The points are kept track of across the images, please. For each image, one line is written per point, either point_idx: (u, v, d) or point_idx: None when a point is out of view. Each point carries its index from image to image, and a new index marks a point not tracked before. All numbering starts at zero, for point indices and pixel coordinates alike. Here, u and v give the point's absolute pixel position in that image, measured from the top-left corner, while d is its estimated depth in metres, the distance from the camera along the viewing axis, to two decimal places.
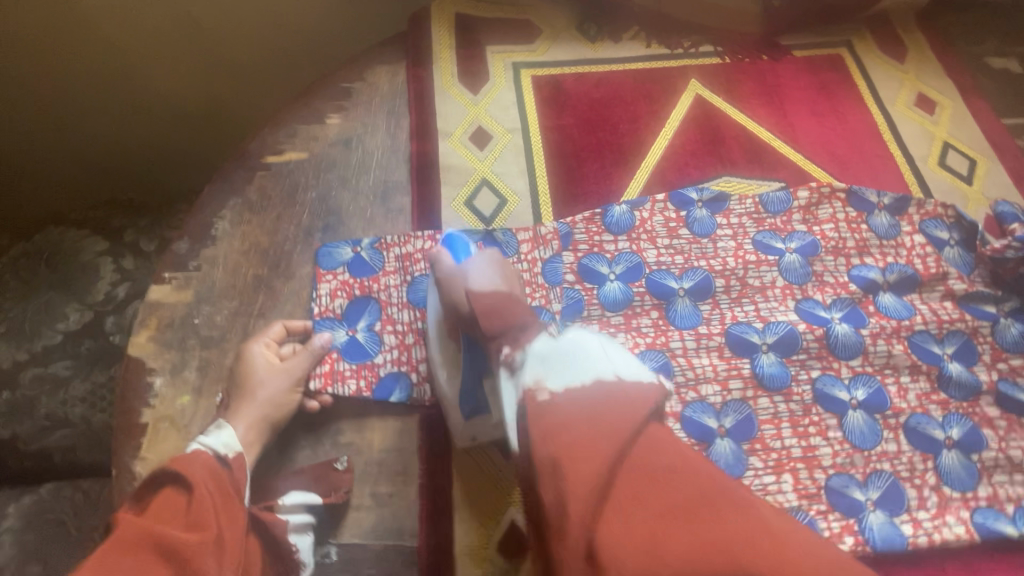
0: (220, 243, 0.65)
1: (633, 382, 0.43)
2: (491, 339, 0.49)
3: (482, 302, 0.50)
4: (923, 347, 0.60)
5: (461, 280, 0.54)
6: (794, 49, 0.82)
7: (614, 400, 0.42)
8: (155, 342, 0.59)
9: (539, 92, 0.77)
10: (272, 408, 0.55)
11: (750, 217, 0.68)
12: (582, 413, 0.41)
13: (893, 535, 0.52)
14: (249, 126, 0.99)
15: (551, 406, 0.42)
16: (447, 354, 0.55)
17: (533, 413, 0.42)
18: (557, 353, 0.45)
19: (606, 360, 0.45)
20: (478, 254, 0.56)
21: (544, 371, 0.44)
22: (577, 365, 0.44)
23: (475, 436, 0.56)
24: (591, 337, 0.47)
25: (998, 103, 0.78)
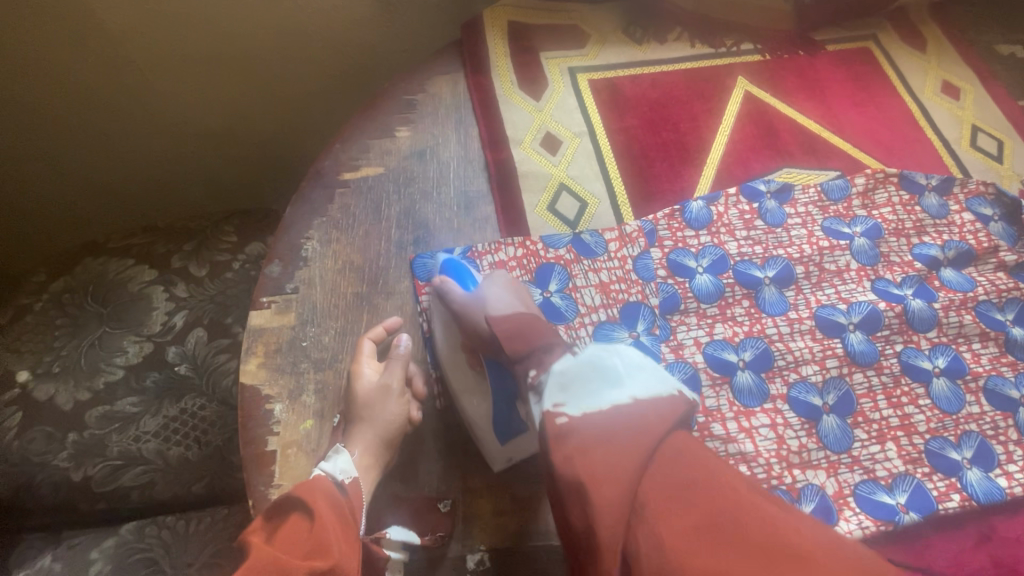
0: (313, 264, 0.64)
1: (652, 402, 0.44)
2: (516, 363, 0.51)
3: (503, 326, 0.52)
4: (988, 316, 0.66)
5: (479, 308, 0.56)
6: (827, 44, 0.87)
7: (636, 422, 0.42)
8: (266, 368, 0.59)
9: (599, 95, 0.79)
10: (390, 426, 0.54)
11: (816, 205, 0.72)
12: (604, 433, 0.42)
13: (992, 488, 0.57)
14: (284, 137, 1.00)
15: (572, 429, 0.43)
16: (469, 382, 0.57)
17: (555, 436, 0.43)
18: (574, 377, 0.46)
19: (620, 382, 0.45)
20: (487, 280, 0.59)
21: (564, 397, 0.45)
22: (595, 390, 0.45)
23: (512, 457, 0.56)
24: (605, 357, 0.48)
25: (1012, 87, 0.85)
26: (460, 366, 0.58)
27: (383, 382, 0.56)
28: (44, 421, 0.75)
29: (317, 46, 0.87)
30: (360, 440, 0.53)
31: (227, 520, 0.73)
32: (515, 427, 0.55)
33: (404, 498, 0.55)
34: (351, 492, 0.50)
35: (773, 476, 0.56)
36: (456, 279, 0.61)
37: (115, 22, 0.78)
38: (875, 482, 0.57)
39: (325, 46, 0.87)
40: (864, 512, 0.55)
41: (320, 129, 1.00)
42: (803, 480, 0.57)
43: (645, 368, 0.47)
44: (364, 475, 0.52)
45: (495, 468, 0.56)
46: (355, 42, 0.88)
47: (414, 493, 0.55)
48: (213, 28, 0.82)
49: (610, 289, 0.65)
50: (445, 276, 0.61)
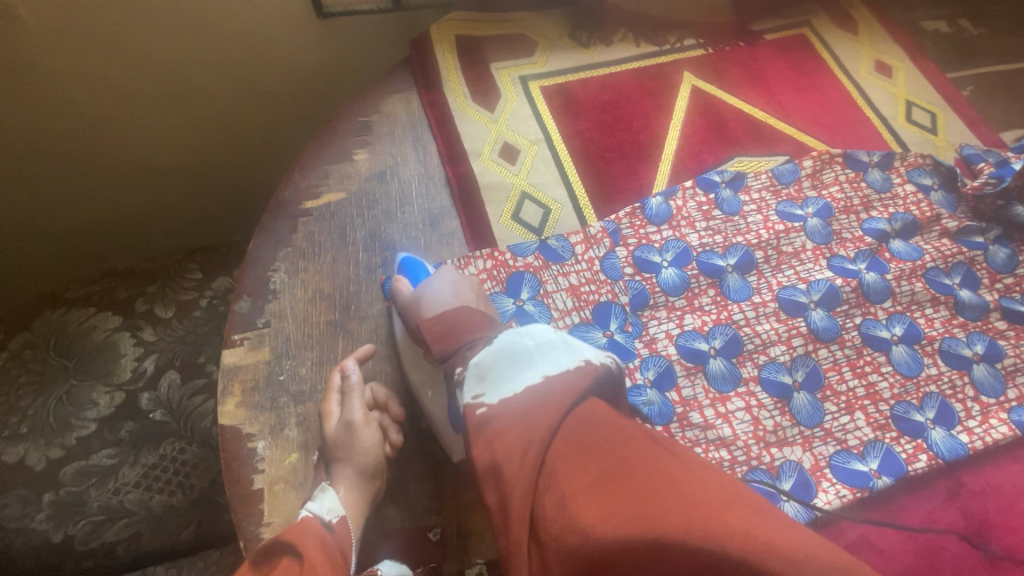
0: (282, 296, 0.64)
1: (560, 375, 0.43)
2: (445, 361, 0.51)
3: (428, 326, 0.52)
4: (937, 281, 0.69)
5: (417, 302, 0.57)
6: (765, 33, 0.90)
7: (548, 397, 0.42)
8: (245, 407, 0.58)
9: (552, 101, 0.81)
10: (364, 457, 0.54)
11: (768, 190, 0.75)
12: (518, 414, 0.41)
13: (956, 445, 0.60)
14: (238, 174, 1.00)
15: (489, 417, 0.42)
16: (425, 375, 0.59)
17: (476, 427, 0.42)
18: (487, 364, 0.46)
19: (531, 360, 0.45)
20: (435, 275, 0.59)
21: (483, 387, 0.45)
22: (507, 373, 0.45)
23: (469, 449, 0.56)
24: (517, 341, 0.47)
25: (941, 61, 0.90)
26: (420, 361, 0.60)
27: (346, 419, 0.55)
28: (16, 484, 0.73)
29: (264, 72, 0.86)
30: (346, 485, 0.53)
31: (219, 562, 0.74)
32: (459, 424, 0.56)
33: (398, 521, 0.55)
34: (339, 530, 0.49)
35: (752, 457, 0.59)
36: (409, 276, 0.63)
37: (53, 68, 0.76)
38: (848, 451, 0.60)
39: (273, 73, 0.87)
40: (841, 482, 0.58)
41: (277, 154, 0.99)
42: (781, 457, 0.59)
43: (557, 343, 0.46)
44: (351, 510, 0.52)
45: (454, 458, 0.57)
46: (303, 67, 0.87)
47: (407, 517, 0.55)
48: (159, 67, 0.81)
49: (580, 292, 0.66)
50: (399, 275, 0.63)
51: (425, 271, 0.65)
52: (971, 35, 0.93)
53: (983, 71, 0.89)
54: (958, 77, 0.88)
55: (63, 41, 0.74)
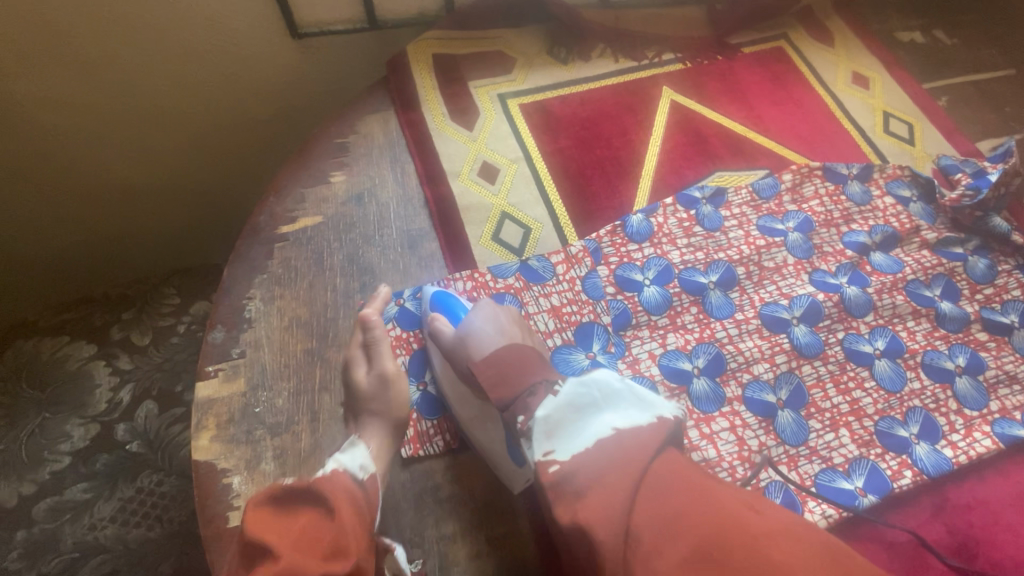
0: (258, 325, 0.63)
1: (632, 431, 0.45)
2: (504, 409, 0.51)
3: (488, 372, 0.52)
4: (918, 294, 0.69)
5: (465, 344, 0.57)
6: (742, 47, 0.90)
7: (625, 453, 0.43)
8: (219, 441, 0.57)
9: (531, 119, 0.80)
10: (388, 405, 0.56)
11: (749, 205, 0.75)
12: (595, 475, 0.42)
13: (940, 460, 0.60)
14: (218, 196, 0.98)
15: (566, 476, 0.43)
16: (473, 411, 0.58)
17: (553, 487, 0.43)
18: (555, 419, 0.47)
19: (599, 414, 0.47)
20: (477, 314, 0.59)
21: (552, 443, 0.46)
22: (577, 428, 0.46)
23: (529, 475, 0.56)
24: (582, 391, 0.49)
25: (917, 71, 0.90)
26: (466, 396, 0.59)
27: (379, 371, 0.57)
28: None
29: (240, 92, 0.85)
30: (371, 433, 0.54)
31: None
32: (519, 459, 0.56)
33: None
34: (369, 486, 0.49)
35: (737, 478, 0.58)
36: (447, 315, 0.62)
37: (24, 93, 0.75)
38: (834, 470, 0.59)
39: (250, 94, 0.86)
40: (827, 501, 0.57)
41: (256, 174, 0.98)
42: (766, 478, 0.58)
43: (623, 393, 0.48)
44: (376, 456, 0.53)
45: (516, 489, 0.56)
46: (279, 87, 0.86)
47: None
48: (134, 91, 0.80)
49: (562, 312, 0.66)
50: (435, 313, 0.62)
51: (459, 307, 0.63)
52: (945, 45, 0.94)
53: (958, 81, 0.90)
54: (933, 87, 0.89)
55: (33, 67, 0.72)
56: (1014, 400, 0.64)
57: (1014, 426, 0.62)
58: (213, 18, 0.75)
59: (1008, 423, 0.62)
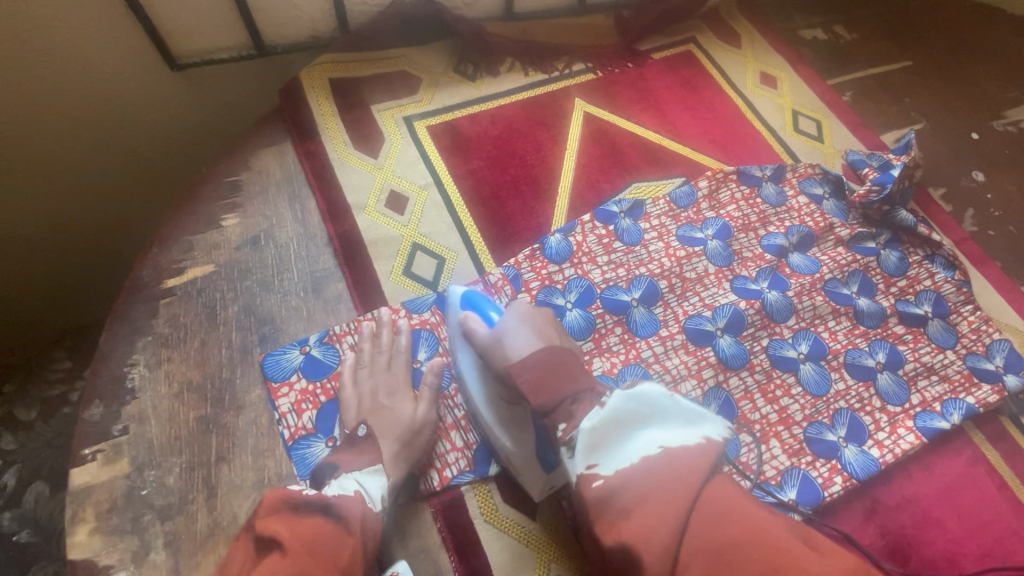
0: (143, 395, 0.56)
1: (681, 449, 0.43)
2: (545, 415, 0.48)
3: (524, 377, 0.48)
4: (837, 292, 0.69)
5: (500, 349, 0.53)
6: (652, 53, 0.89)
7: (673, 471, 0.41)
8: (100, 534, 0.50)
9: (439, 141, 0.77)
10: (413, 433, 0.55)
11: (667, 215, 0.73)
12: (639, 490, 0.41)
13: (868, 461, 0.60)
14: (107, 241, 0.90)
15: (610, 491, 0.42)
16: (502, 415, 0.55)
17: (596, 504, 0.42)
18: (601, 432, 0.45)
19: (644, 430, 0.46)
20: (508, 312, 0.55)
21: (597, 456, 0.45)
22: (622, 443, 0.45)
23: (554, 483, 0.55)
24: (630, 405, 0.47)
25: (821, 68, 0.92)
26: (496, 401, 0.56)
27: (382, 400, 0.57)
28: None
29: (124, 129, 0.78)
30: (387, 453, 0.54)
31: None
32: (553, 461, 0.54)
33: None
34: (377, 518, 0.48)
35: None
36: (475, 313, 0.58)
37: None
38: (768, 484, 0.58)
39: (135, 131, 0.79)
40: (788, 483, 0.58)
41: (146, 213, 0.90)
42: None
43: (671, 411, 0.47)
44: (392, 483, 0.53)
45: (535, 495, 0.55)
46: (164, 120, 0.80)
47: None
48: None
49: None
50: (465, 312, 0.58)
51: (487, 306, 0.59)
52: (845, 40, 0.95)
53: (860, 75, 0.92)
54: (838, 83, 0.90)
55: None
56: (934, 391, 0.64)
57: (935, 419, 0.63)
58: (76, 52, 0.68)
59: (930, 416, 0.63)
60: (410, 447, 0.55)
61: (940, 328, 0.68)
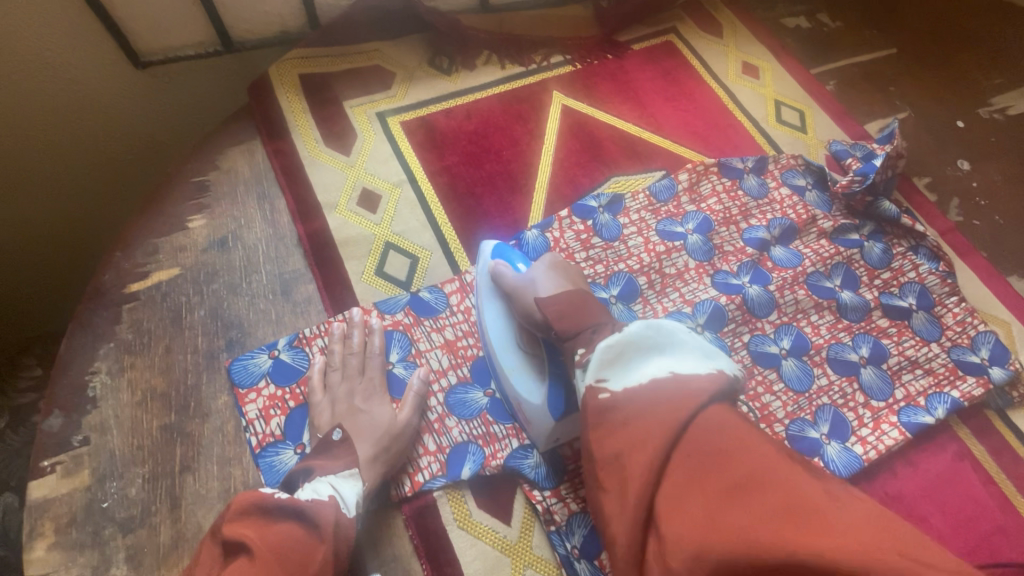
0: (104, 404, 0.54)
1: (690, 374, 0.40)
2: (566, 340, 0.50)
3: (552, 307, 0.51)
4: (819, 286, 0.68)
5: (530, 290, 0.56)
6: (632, 44, 0.88)
7: (675, 390, 0.39)
8: (58, 549, 0.48)
9: (414, 137, 0.75)
10: (391, 437, 0.54)
11: (647, 209, 0.72)
12: (641, 407, 0.40)
13: (851, 458, 0.59)
14: (66, 245, 0.87)
15: (613, 403, 0.41)
16: (526, 362, 0.56)
17: (598, 412, 0.42)
18: (616, 351, 0.44)
19: (658, 355, 0.43)
20: (540, 263, 0.58)
21: (607, 371, 0.44)
22: (633, 364, 0.43)
23: (562, 436, 0.55)
24: (648, 331, 0.44)
25: (804, 57, 0.90)
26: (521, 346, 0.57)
27: (356, 403, 0.55)
28: None
29: (88, 130, 0.76)
30: (364, 457, 0.52)
31: None
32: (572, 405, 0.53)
33: None
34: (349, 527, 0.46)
35: None
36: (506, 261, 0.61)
37: None
38: None
39: (101, 130, 0.77)
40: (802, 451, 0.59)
41: (112, 216, 0.88)
42: None
43: (689, 341, 0.43)
44: (366, 489, 0.51)
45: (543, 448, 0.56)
46: (128, 120, 0.78)
47: None
48: None
49: (457, 347, 0.62)
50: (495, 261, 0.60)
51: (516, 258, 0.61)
52: (829, 29, 0.94)
53: (845, 64, 0.90)
54: (821, 72, 0.89)
55: None
56: (918, 385, 0.63)
57: (919, 414, 0.61)
58: (34, 49, 0.66)
59: (913, 411, 0.62)
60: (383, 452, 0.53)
61: (924, 321, 0.67)
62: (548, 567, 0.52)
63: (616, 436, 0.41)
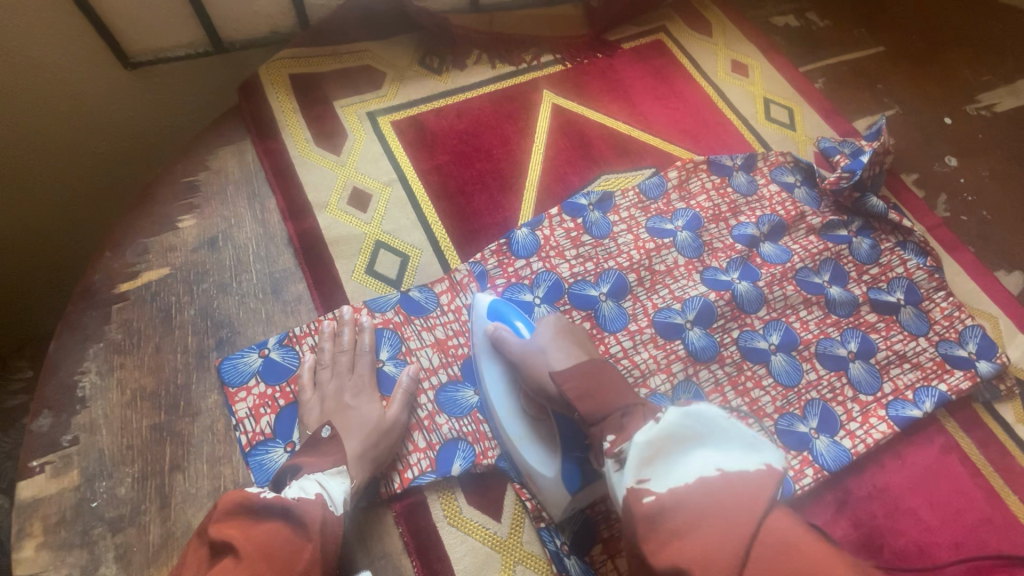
0: (94, 404, 0.54)
1: (739, 473, 0.40)
2: (590, 426, 0.48)
3: (569, 385, 0.50)
4: (808, 282, 0.68)
5: (540, 361, 0.55)
6: (622, 42, 0.88)
7: (729, 495, 0.38)
8: (47, 549, 0.48)
9: (404, 136, 0.75)
10: (380, 433, 0.54)
11: (637, 207, 0.72)
12: (697, 510, 0.38)
13: (839, 452, 0.59)
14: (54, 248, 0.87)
15: (661, 509, 0.39)
16: (540, 434, 0.56)
17: (647, 520, 0.39)
18: (655, 447, 0.43)
19: (697, 449, 0.42)
20: (542, 325, 0.58)
21: (648, 472, 0.42)
22: (673, 462, 0.42)
23: (584, 507, 0.54)
24: (687, 424, 0.43)
25: (793, 55, 0.91)
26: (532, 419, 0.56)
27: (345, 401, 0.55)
28: None
29: (76, 132, 0.76)
30: (353, 454, 0.52)
31: None
32: (590, 476, 0.54)
33: None
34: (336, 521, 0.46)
35: None
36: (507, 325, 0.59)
37: None
38: None
39: (91, 131, 0.77)
40: (786, 444, 0.59)
41: (102, 217, 0.88)
42: None
43: (729, 430, 0.43)
44: (355, 486, 0.50)
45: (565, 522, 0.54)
46: (117, 121, 0.78)
47: None
48: None
49: (447, 345, 0.62)
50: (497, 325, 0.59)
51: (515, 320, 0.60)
52: (817, 27, 0.95)
53: (833, 61, 0.91)
54: (809, 69, 0.90)
55: None
56: (906, 379, 0.64)
57: (907, 407, 0.62)
58: (23, 51, 0.66)
59: (902, 404, 0.62)
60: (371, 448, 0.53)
61: (913, 316, 0.68)
62: (538, 562, 0.53)
63: (660, 532, 0.39)
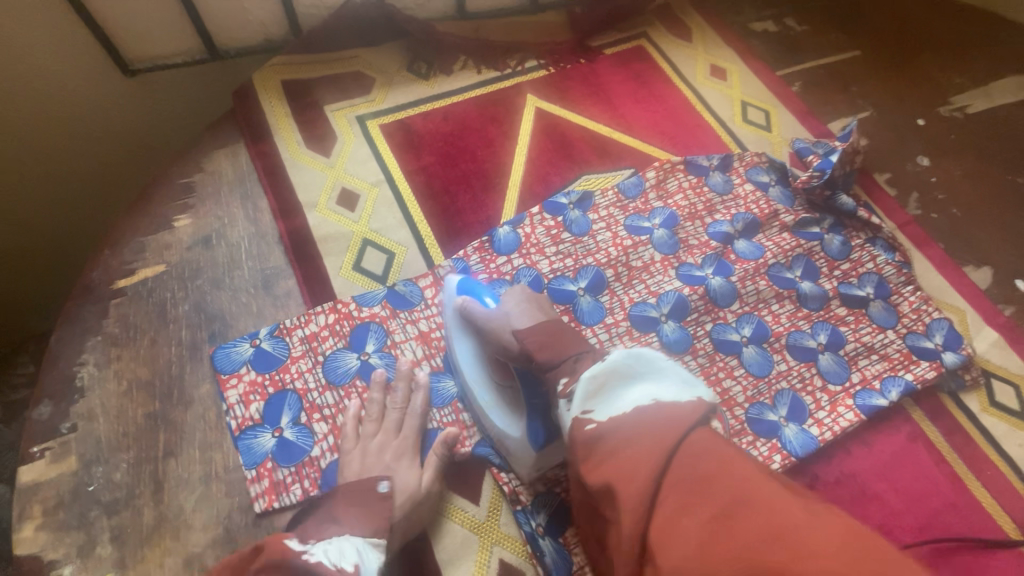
0: (91, 393, 0.57)
1: (672, 402, 0.42)
2: (548, 371, 0.51)
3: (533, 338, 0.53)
4: (780, 277, 0.71)
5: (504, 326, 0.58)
6: (604, 48, 0.91)
7: (661, 420, 0.40)
8: (46, 530, 0.51)
9: (392, 139, 0.78)
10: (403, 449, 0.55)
11: (616, 206, 0.75)
12: (627, 436, 0.41)
13: (807, 439, 0.61)
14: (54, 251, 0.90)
15: (601, 435, 0.42)
16: (505, 398, 0.59)
17: (587, 444, 0.42)
18: (601, 382, 0.45)
19: (640, 385, 0.44)
20: (508, 295, 0.61)
21: (592, 403, 0.45)
22: (618, 395, 0.44)
23: (542, 465, 0.56)
24: (633, 362, 0.46)
25: (770, 59, 0.94)
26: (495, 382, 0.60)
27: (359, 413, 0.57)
28: None
29: (77, 137, 0.79)
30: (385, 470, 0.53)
31: None
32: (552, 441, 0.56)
33: None
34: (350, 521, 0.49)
35: None
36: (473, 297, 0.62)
37: None
38: None
39: (92, 136, 0.80)
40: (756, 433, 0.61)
41: (101, 220, 0.91)
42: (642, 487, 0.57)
43: (670, 371, 0.46)
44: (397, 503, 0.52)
45: (524, 477, 0.57)
46: (117, 126, 0.81)
47: None
48: None
49: (431, 337, 0.65)
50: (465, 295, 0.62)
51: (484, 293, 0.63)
52: (795, 32, 0.97)
53: (810, 65, 0.94)
54: (787, 73, 0.92)
55: None
56: (873, 369, 0.66)
57: (874, 397, 0.64)
58: (27, 59, 0.69)
59: (869, 394, 0.64)
60: (382, 433, 0.57)
61: (881, 309, 0.70)
62: (515, 544, 0.55)
63: (594, 456, 0.41)
